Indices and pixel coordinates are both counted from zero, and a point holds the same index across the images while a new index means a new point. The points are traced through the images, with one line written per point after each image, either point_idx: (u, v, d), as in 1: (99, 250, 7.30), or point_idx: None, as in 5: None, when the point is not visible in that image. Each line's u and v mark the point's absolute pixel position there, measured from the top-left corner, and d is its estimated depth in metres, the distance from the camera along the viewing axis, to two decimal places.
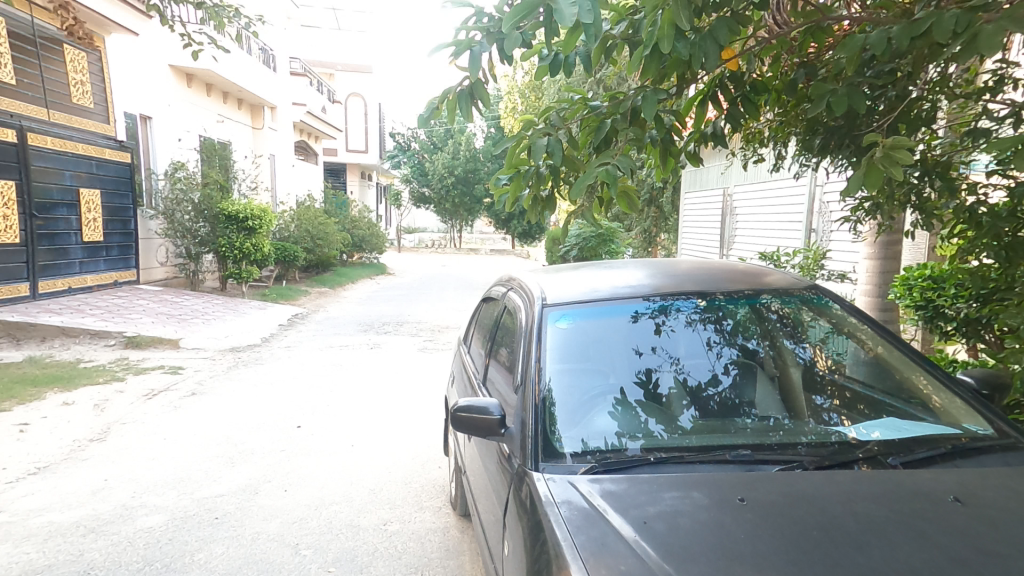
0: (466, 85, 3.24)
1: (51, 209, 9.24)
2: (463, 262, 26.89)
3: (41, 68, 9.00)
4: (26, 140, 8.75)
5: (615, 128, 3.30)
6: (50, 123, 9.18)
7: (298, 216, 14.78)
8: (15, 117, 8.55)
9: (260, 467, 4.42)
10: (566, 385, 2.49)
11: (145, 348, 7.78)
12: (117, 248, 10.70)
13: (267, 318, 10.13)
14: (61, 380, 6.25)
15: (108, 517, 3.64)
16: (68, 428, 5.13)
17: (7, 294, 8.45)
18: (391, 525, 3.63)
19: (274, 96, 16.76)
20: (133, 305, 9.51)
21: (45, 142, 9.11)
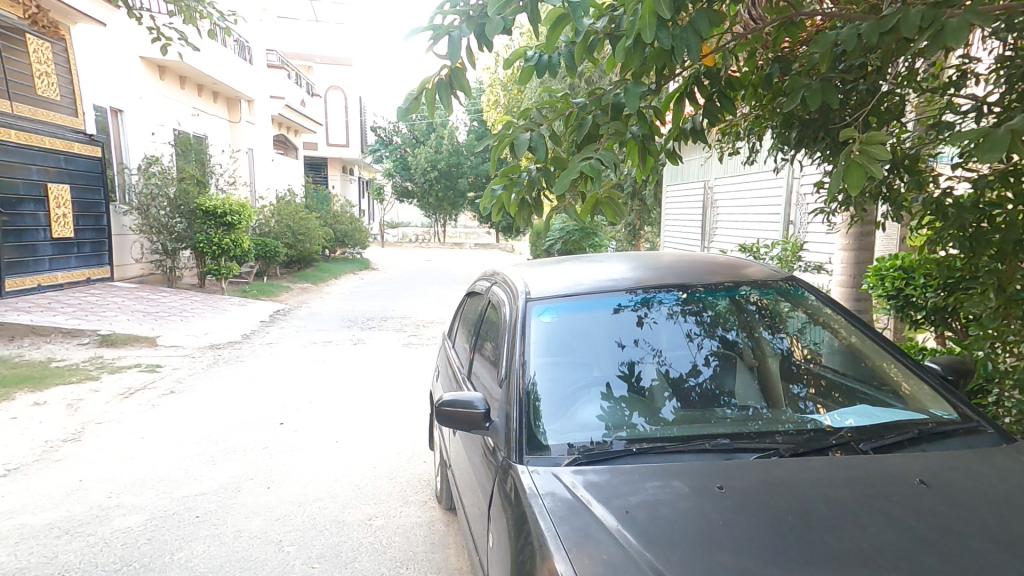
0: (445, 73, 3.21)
1: (19, 204, 8.98)
2: (446, 257, 26.81)
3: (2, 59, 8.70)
4: None
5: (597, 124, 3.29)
6: (15, 116, 8.87)
7: (278, 211, 14.62)
8: None
9: (242, 465, 4.37)
10: (550, 378, 2.51)
11: (120, 346, 7.62)
12: (89, 244, 10.44)
13: (248, 315, 9.99)
14: (31, 380, 6.09)
15: (84, 518, 3.57)
16: (41, 429, 5.00)
17: None
18: (375, 520, 3.62)
19: (251, 89, 16.47)
20: (107, 303, 9.29)
21: (9, 135, 8.79)
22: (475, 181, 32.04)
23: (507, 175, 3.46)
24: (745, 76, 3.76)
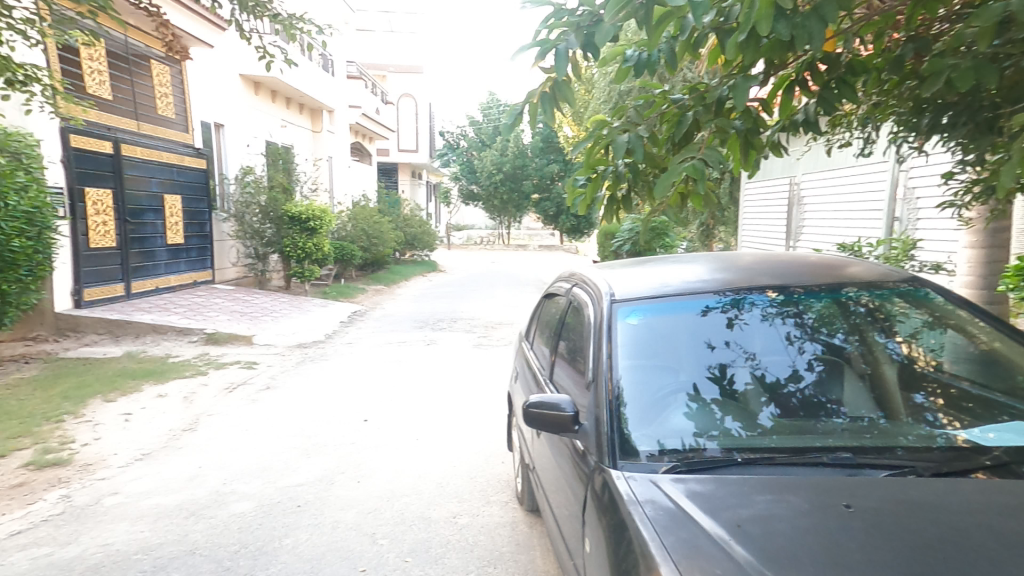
0: (550, 86, 3.22)
1: (142, 214, 9.86)
2: (512, 258, 26.87)
3: (132, 83, 9.63)
4: (121, 150, 9.36)
5: (698, 121, 3.26)
6: (140, 134, 9.82)
7: (354, 216, 15.25)
8: (113, 131, 9.20)
9: (332, 459, 4.59)
10: (636, 381, 2.46)
11: (223, 344, 8.23)
12: (196, 249, 11.35)
13: (328, 316, 10.50)
14: (154, 374, 6.70)
15: (205, 501, 3.89)
16: (166, 419, 5.51)
17: (106, 294, 9.04)
18: (460, 518, 3.69)
19: (332, 100, 17.33)
20: (210, 303, 10.07)
21: (136, 152, 9.70)
22: (540, 182, 31.95)
23: (592, 171, 3.48)
24: (869, 61, 3.54)
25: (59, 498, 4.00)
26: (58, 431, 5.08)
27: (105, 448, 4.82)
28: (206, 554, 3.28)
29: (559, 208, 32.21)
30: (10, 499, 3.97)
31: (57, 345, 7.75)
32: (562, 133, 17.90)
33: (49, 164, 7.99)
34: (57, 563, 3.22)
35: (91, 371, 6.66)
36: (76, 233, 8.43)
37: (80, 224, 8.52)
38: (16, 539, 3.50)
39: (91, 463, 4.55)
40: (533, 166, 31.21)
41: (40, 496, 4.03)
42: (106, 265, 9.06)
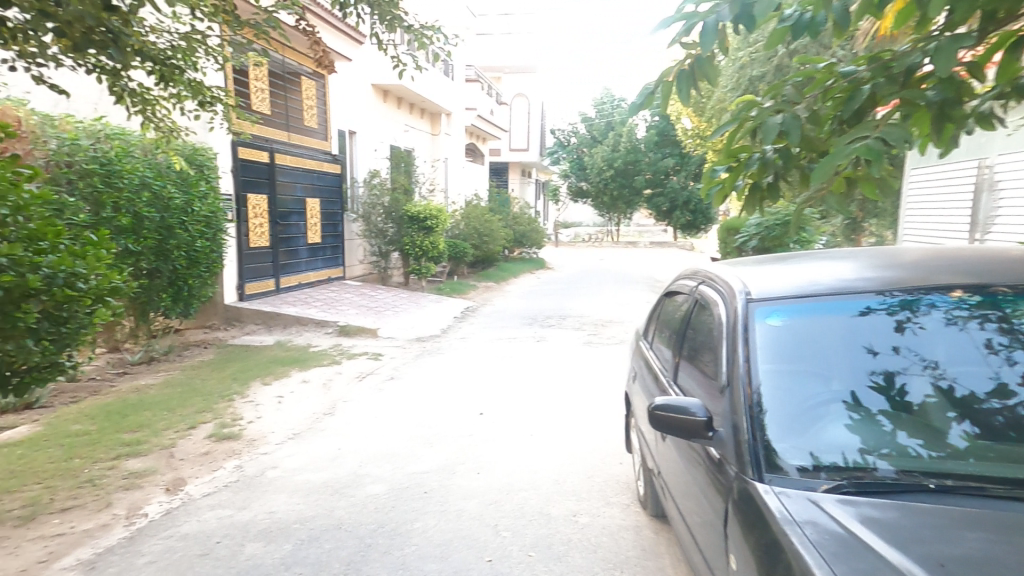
0: (689, 63, 3.05)
1: (290, 217, 10.98)
2: (622, 255, 26.25)
3: (286, 99, 10.80)
4: (276, 158, 10.51)
5: (878, 94, 2.96)
6: (291, 144, 10.96)
7: (466, 215, 15.82)
8: (270, 142, 10.36)
9: (451, 450, 4.75)
10: (778, 388, 2.19)
11: (353, 336, 8.92)
12: (330, 249, 12.44)
13: (443, 311, 10.97)
14: (300, 361, 7.43)
15: (345, 481, 4.22)
16: (309, 403, 6.08)
17: (260, 290, 10.17)
18: (580, 517, 3.63)
19: (451, 103, 18.13)
20: (342, 298, 10.97)
21: (286, 161, 10.84)
22: (653, 177, 30.90)
23: (733, 158, 3.28)
24: None
25: (233, 468, 4.59)
26: (230, 408, 5.84)
27: (265, 426, 5.43)
28: (350, 528, 3.55)
29: (673, 203, 31.07)
30: (198, 465, 4.63)
31: (226, 333, 8.92)
32: (680, 125, 17.13)
33: (222, 175, 9.14)
34: (236, 525, 3.69)
35: (250, 357, 7.56)
36: (239, 233, 9.60)
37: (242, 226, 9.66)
38: (204, 501, 4.08)
39: (255, 439, 5.16)
40: (645, 161, 30.31)
41: (220, 465, 4.66)
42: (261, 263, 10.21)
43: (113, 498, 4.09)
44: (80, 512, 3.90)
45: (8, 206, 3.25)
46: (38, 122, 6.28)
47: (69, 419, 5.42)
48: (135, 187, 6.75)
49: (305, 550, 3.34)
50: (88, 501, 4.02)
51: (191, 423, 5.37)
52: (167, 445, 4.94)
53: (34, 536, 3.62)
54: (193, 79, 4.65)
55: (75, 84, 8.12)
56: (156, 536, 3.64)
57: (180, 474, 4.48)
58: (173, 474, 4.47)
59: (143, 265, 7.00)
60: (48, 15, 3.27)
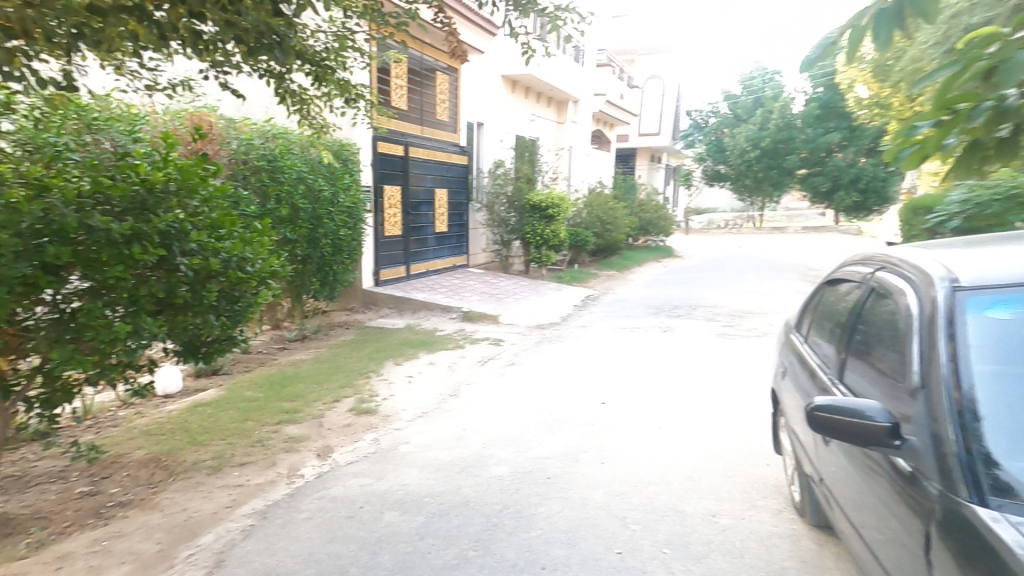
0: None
1: (419, 207, 11.65)
2: (764, 242, 24.10)
3: (421, 94, 11.46)
4: (409, 151, 11.20)
5: None
6: (424, 137, 11.63)
7: (589, 203, 15.61)
8: (404, 135, 11.05)
9: (573, 437, 4.70)
10: (1006, 396, 1.87)
11: (476, 322, 9.25)
12: (455, 237, 13.04)
13: (563, 299, 10.97)
14: (427, 344, 7.87)
15: (470, 461, 4.35)
16: (436, 384, 6.41)
17: (392, 276, 10.94)
18: (721, 519, 3.37)
19: (579, 90, 18.00)
20: (465, 285, 11.44)
21: (420, 153, 11.53)
22: (811, 156, 27.55)
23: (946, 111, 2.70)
24: None
25: (372, 440, 4.98)
26: (368, 384, 6.35)
27: (398, 403, 5.82)
28: (477, 506, 3.68)
29: (837, 181, 27.56)
30: (343, 435, 5.09)
31: (364, 315, 9.73)
32: (852, 93, 15.01)
33: (364, 168, 9.86)
34: (377, 492, 4.00)
35: (384, 339, 8.16)
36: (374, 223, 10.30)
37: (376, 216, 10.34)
38: (349, 468, 4.47)
39: (390, 415, 5.54)
40: (802, 139, 27.07)
41: (361, 436, 5.08)
42: (393, 251, 10.95)
43: (277, 458, 4.65)
44: (253, 467, 4.49)
45: (199, 198, 3.89)
46: (224, 126, 7.21)
47: (242, 386, 6.27)
48: (294, 181, 7.60)
49: (440, 522, 3.53)
50: (259, 459, 4.62)
51: (336, 396, 5.93)
52: (317, 415, 5.50)
53: (220, 485, 4.23)
54: (342, 79, 5.04)
55: (253, 89, 9.32)
56: (311, 495, 4.07)
57: (329, 442, 4.96)
58: (323, 441, 4.96)
59: (298, 251, 7.81)
60: (233, 26, 3.65)
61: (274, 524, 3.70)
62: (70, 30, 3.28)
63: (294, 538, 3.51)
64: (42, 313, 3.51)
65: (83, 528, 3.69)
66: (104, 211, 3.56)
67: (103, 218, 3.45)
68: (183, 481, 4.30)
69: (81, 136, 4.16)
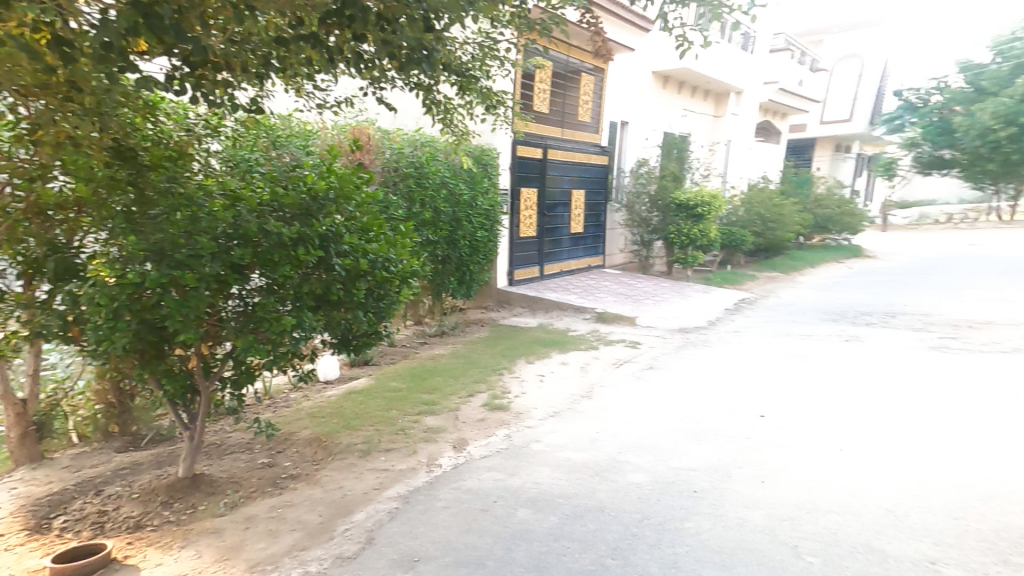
0: None
1: (555, 209, 11.65)
2: (994, 242, 20.00)
3: (563, 97, 11.46)
4: (547, 154, 11.21)
5: None
6: (564, 140, 11.62)
7: (748, 200, 14.45)
8: (544, 139, 11.11)
9: (725, 450, 4.36)
10: None
11: (610, 323, 8.99)
12: (591, 238, 12.95)
13: (712, 302, 10.21)
14: (559, 344, 7.81)
15: (604, 465, 4.22)
16: (568, 384, 6.31)
17: (526, 276, 11.10)
18: (940, 567, 2.93)
19: (742, 80, 16.71)
20: (600, 286, 11.23)
21: (559, 156, 11.53)
22: None
23: None
24: None
25: (504, 436, 5.03)
26: (501, 381, 6.47)
27: (529, 402, 5.82)
28: (613, 513, 3.58)
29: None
30: (477, 429, 5.22)
31: (499, 314, 9.98)
32: None
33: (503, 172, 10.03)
34: (510, 489, 4.01)
35: (517, 337, 8.28)
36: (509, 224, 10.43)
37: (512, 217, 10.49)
38: (482, 462, 4.56)
39: (521, 412, 5.57)
40: None
41: (494, 431, 5.16)
42: (528, 251, 11.10)
43: (418, 446, 4.91)
44: (397, 454, 4.79)
45: (354, 204, 4.28)
46: (379, 138, 7.89)
47: (388, 377, 6.78)
48: (437, 186, 8.06)
49: (575, 526, 3.46)
50: (402, 446, 4.92)
51: (470, 391, 6.13)
52: (454, 408, 5.72)
53: (370, 468, 4.58)
54: (485, 87, 5.18)
55: (403, 101, 10.08)
56: (448, 485, 4.21)
57: (464, 435, 5.11)
58: (458, 434, 5.13)
59: (439, 253, 8.19)
60: (390, 45, 3.47)
61: (415, 510, 3.88)
62: (262, 60, 3.63)
63: (434, 524, 3.65)
64: (232, 306, 4.01)
65: (262, 495, 4.22)
66: (278, 217, 4.02)
67: (277, 223, 3.89)
68: (339, 461, 4.72)
69: (268, 152, 4.79)
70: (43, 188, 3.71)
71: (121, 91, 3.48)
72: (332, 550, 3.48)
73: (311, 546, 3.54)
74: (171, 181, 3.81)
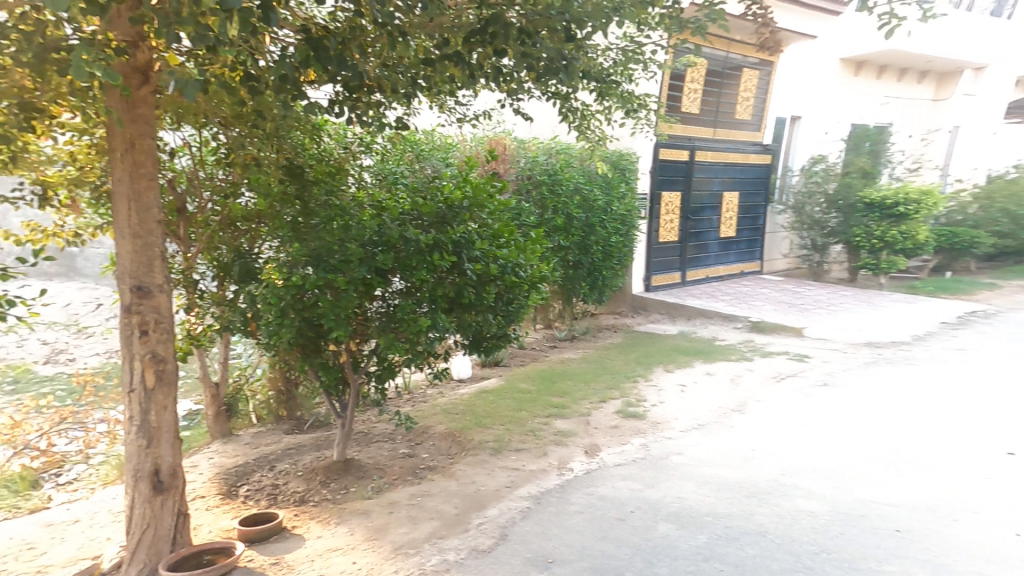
0: None
1: (702, 211, 11.11)
2: None
3: (718, 95, 10.83)
4: (695, 155, 10.66)
5: None
6: (716, 140, 11.01)
7: (986, 194, 12.46)
8: (691, 140, 10.58)
9: (929, 487, 4.00)
10: None
11: (769, 334, 8.26)
12: (745, 243, 12.24)
13: (915, 314, 8.89)
14: (703, 353, 7.35)
15: (765, 487, 4.06)
16: (714, 396, 5.91)
17: (667, 282, 10.73)
18: None
19: (982, 53, 14.15)
20: (757, 292, 10.47)
21: (707, 157, 10.90)
22: None
23: None
24: None
25: (640, 445, 4.89)
26: (634, 389, 6.21)
27: (668, 412, 5.56)
28: (777, 540, 3.43)
29: None
30: (610, 436, 5.10)
31: (634, 320, 9.66)
32: None
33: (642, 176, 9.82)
34: (648, 500, 3.96)
35: (654, 344, 7.97)
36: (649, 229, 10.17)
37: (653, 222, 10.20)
38: (616, 470, 4.48)
39: (659, 422, 5.34)
40: None
41: (628, 439, 5.01)
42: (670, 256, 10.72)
43: (547, 448, 4.92)
44: (527, 454, 4.85)
45: (486, 211, 4.46)
46: (514, 147, 8.08)
47: (518, 379, 6.90)
48: (570, 193, 8.08)
49: (726, 547, 3.39)
50: (532, 447, 4.97)
51: (602, 397, 5.99)
52: (584, 413, 5.64)
53: (501, 465, 4.69)
54: (626, 91, 4.99)
55: (539, 111, 10.31)
56: (581, 490, 4.20)
57: (595, 441, 5.03)
58: (590, 439, 5.06)
59: (570, 258, 8.18)
60: (528, 57, 3.53)
61: (548, 511, 3.93)
62: (413, 84, 3.87)
63: (568, 528, 3.69)
64: (376, 306, 4.37)
65: (403, 483, 4.53)
66: (417, 225, 4.32)
67: (416, 231, 4.17)
68: (472, 457, 4.90)
69: (413, 166, 5.15)
70: (234, 203, 4.42)
71: (294, 117, 3.92)
72: (468, 542, 3.64)
73: (449, 536, 3.72)
74: (328, 194, 4.32)
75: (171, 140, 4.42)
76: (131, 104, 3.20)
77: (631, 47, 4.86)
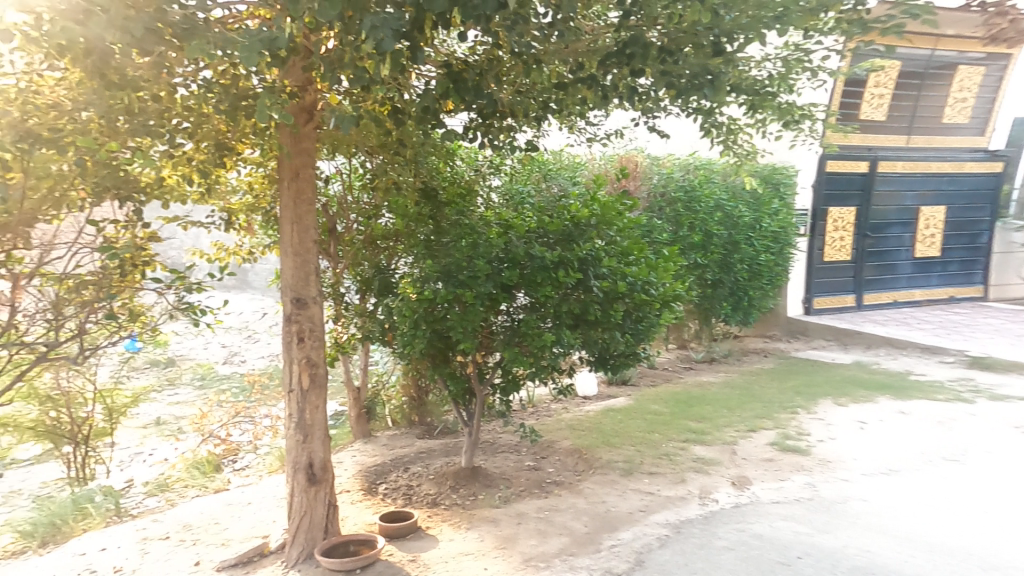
0: None
1: (888, 227, 10.02)
2: None
3: (918, 97, 9.59)
4: (876, 166, 9.67)
5: None
6: (909, 148, 9.82)
7: None
8: (874, 151, 9.61)
9: None
10: None
11: (998, 371, 7.00)
12: (957, 263, 10.64)
13: None
14: (891, 389, 6.49)
15: (1009, 561, 3.34)
16: (914, 439, 5.16)
17: (838, 305, 9.86)
18: None
19: None
20: (979, 324, 8.94)
21: (896, 166, 9.83)
22: None
23: None
24: None
25: (805, 483, 4.41)
26: (792, 421, 5.67)
27: (842, 451, 4.97)
28: None
29: None
30: (763, 469, 4.67)
31: (788, 343, 8.87)
32: None
33: (801, 190, 9.18)
34: (821, 548, 3.51)
35: (818, 373, 7.21)
36: (813, 247, 9.45)
37: (819, 240, 9.48)
38: (774, 508, 4.08)
39: (828, 461, 4.76)
40: None
41: (787, 475, 4.55)
42: (839, 277, 9.81)
43: (687, 475, 4.63)
44: (661, 479, 4.60)
45: (615, 229, 4.41)
46: (649, 163, 7.83)
47: (649, 400, 6.58)
48: (709, 210, 7.67)
49: None
50: (667, 472, 4.71)
51: (751, 426, 5.55)
52: (729, 441, 5.25)
53: (633, 488, 4.49)
54: (784, 103, 4.11)
55: (678, 128, 9.92)
56: (729, 524, 3.88)
57: (744, 472, 4.63)
58: (737, 470, 4.67)
59: (709, 276, 7.71)
60: (670, 75, 3.32)
61: (691, 542, 3.69)
62: (544, 105, 3.96)
63: (715, 563, 3.43)
64: (501, 321, 4.44)
65: (530, 495, 4.54)
66: (542, 242, 4.33)
67: (542, 248, 4.19)
68: (599, 476, 4.74)
69: (540, 185, 5.12)
70: (375, 224, 4.90)
71: (431, 144, 4.35)
72: (600, 564, 3.53)
73: (580, 554, 3.64)
74: (459, 215, 4.59)
75: (327, 170, 5.08)
76: (298, 138, 3.67)
77: (794, 51, 3.98)
